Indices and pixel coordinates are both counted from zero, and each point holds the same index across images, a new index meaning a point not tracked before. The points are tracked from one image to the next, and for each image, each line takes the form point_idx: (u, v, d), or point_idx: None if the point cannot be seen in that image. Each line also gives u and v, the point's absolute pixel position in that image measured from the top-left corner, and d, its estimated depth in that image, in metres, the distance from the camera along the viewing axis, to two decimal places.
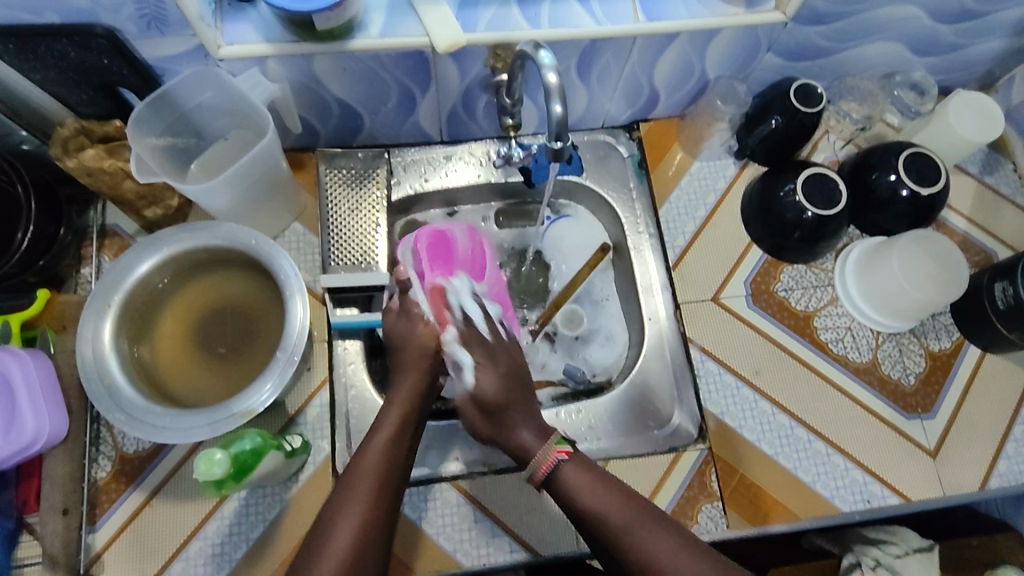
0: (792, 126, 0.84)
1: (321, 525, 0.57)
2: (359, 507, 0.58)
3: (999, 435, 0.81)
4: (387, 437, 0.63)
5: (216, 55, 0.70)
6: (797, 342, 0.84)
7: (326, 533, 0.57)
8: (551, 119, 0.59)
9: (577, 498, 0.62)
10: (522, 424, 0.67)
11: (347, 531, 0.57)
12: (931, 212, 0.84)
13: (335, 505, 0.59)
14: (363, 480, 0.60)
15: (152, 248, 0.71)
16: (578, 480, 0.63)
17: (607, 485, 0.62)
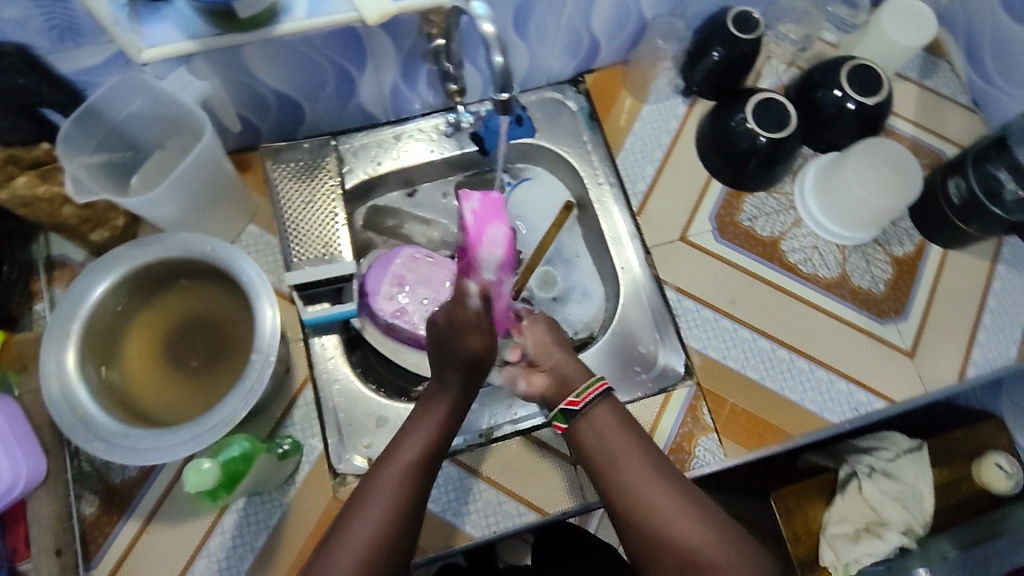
0: (733, 56, 0.84)
1: (338, 527, 0.59)
2: (387, 501, 0.60)
3: (969, 325, 0.83)
4: (430, 433, 0.65)
5: (139, 60, 0.66)
6: (767, 268, 0.85)
7: (346, 542, 0.58)
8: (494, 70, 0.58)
9: (600, 438, 0.65)
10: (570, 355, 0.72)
11: (371, 526, 0.58)
12: (879, 121, 0.86)
13: (361, 497, 0.60)
14: (390, 479, 0.61)
15: (105, 271, 0.69)
16: (607, 418, 0.66)
17: (631, 431, 0.65)
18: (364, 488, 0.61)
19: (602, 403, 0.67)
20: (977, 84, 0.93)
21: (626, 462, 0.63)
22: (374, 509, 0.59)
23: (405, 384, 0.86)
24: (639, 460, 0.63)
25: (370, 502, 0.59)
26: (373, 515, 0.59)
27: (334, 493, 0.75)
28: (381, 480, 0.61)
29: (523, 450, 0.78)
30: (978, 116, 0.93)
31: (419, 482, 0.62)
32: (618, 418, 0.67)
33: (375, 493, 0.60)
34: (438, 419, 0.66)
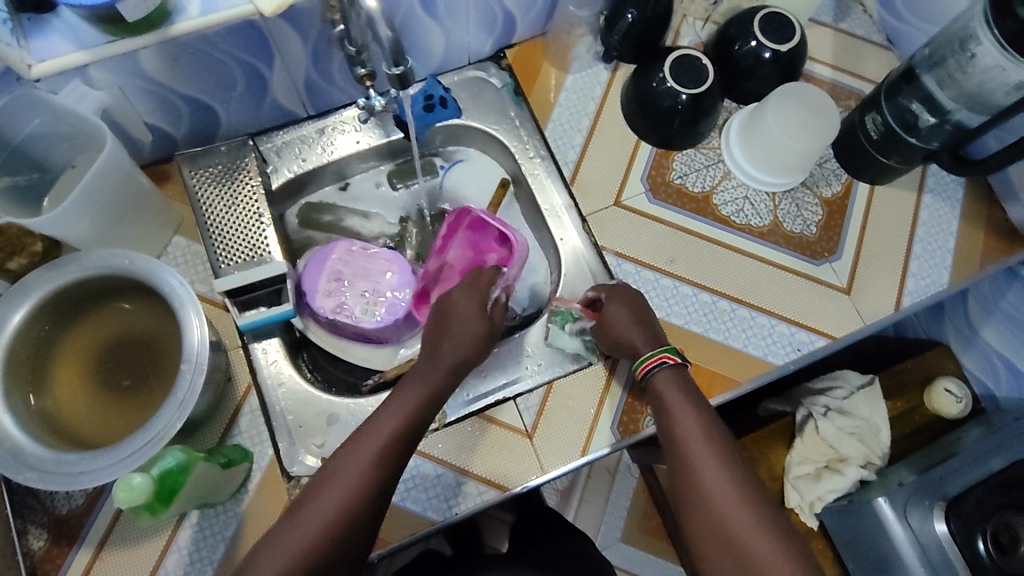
0: (647, 16, 0.84)
1: (311, 490, 0.62)
2: (344, 490, 0.61)
3: (900, 256, 0.86)
4: (399, 418, 0.66)
5: (29, 76, 0.64)
6: (701, 223, 0.85)
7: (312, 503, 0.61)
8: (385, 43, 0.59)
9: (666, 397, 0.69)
10: (641, 334, 0.74)
11: (321, 512, 0.60)
12: (795, 67, 0.87)
13: (321, 481, 0.62)
14: (364, 451, 0.63)
15: (20, 296, 0.66)
16: (668, 383, 0.70)
17: (695, 405, 0.67)
18: (325, 473, 0.63)
19: (664, 373, 0.70)
20: (889, 22, 0.94)
21: (685, 428, 0.65)
22: (330, 496, 0.61)
23: (355, 380, 0.87)
24: (697, 432, 0.65)
25: (325, 489, 0.61)
26: (328, 499, 0.60)
27: (288, 496, 0.74)
28: (343, 468, 0.63)
29: (479, 430, 0.77)
30: (893, 54, 0.95)
31: (382, 468, 0.63)
32: (682, 384, 0.70)
33: (338, 478, 0.62)
34: (409, 408, 0.67)
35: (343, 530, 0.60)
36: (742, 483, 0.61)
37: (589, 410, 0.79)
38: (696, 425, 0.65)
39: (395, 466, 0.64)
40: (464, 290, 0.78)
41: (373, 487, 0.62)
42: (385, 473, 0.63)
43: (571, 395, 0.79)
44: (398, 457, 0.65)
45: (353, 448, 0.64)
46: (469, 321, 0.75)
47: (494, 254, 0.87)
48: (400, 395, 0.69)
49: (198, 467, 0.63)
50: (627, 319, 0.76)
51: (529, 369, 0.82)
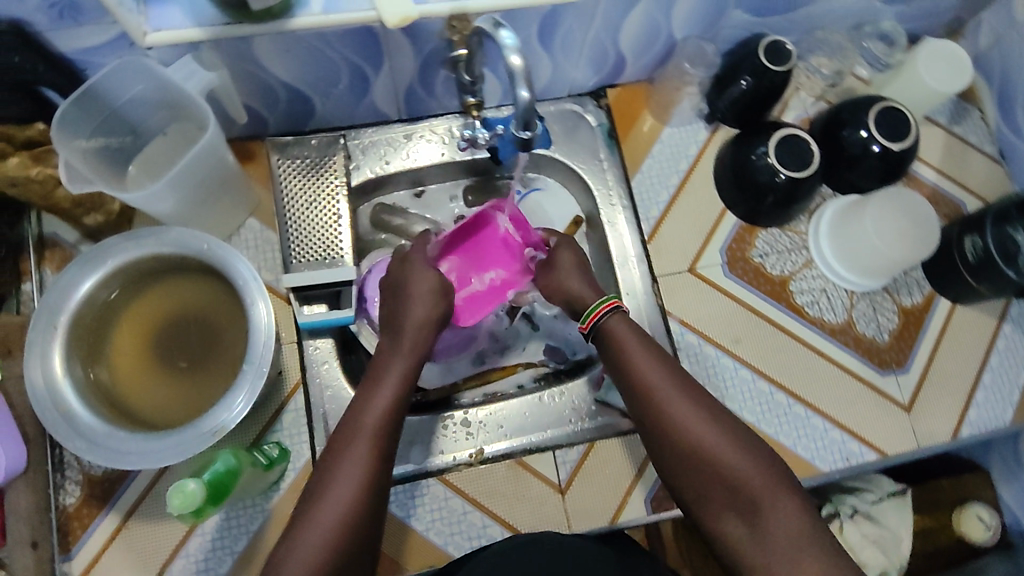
0: (761, 87, 0.81)
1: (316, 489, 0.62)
2: (353, 469, 0.62)
3: (969, 383, 0.83)
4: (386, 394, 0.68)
5: (143, 43, 0.63)
6: (774, 308, 0.84)
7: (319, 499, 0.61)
8: (517, 104, 0.54)
9: (622, 346, 0.67)
10: (581, 278, 0.74)
11: (342, 499, 0.61)
12: (902, 166, 0.83)
13: (330, 471, 0.62)
14: (357, 446, 0.64)
15: (90, 266, 0.67)
16: (623, 333, 0.68)
17: (647, 345, 0.67)
18: (334, 452, 0.64)
19: (617, 319, 0.69)
20: (1006, 135, 0.90)
21: (654, 384, 0.65)
22: (346, 480, 0.62)
23: None
24: (660, 374, 0.65)
25: (339, 478, 0.62)
26: (339, 498, 0.61)
27: None
28: (347, 455, 0.63)
29: (512, 474, 0.78)
30: (1002, 168, 0.91)
31: (381, 453, 0.64)
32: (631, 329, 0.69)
33: (344, 461, 0.63)
34: (392, 382, 0.69)
35: (366, 507, 0.61)
36: (712, 411, 0.63)
37: (625, 479, 0.79)
38: (656, 366, 0.66)
39: (388, 450, 0.65)
40: (414, 267, 0.76)
41: (380, 466, 0.64)
42: (384, 448, 0.65)
43: (610, 459, 0.79)
44: (390, 427, 0.66)
45: (353, 434, 0.65)
46: (424, 299, 0.73)
47: (491, 271, 0.80)
48: (384, 372, 0.70)
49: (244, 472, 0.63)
50: (572, 262, 0.76)
51: (572, 423, 0.81)
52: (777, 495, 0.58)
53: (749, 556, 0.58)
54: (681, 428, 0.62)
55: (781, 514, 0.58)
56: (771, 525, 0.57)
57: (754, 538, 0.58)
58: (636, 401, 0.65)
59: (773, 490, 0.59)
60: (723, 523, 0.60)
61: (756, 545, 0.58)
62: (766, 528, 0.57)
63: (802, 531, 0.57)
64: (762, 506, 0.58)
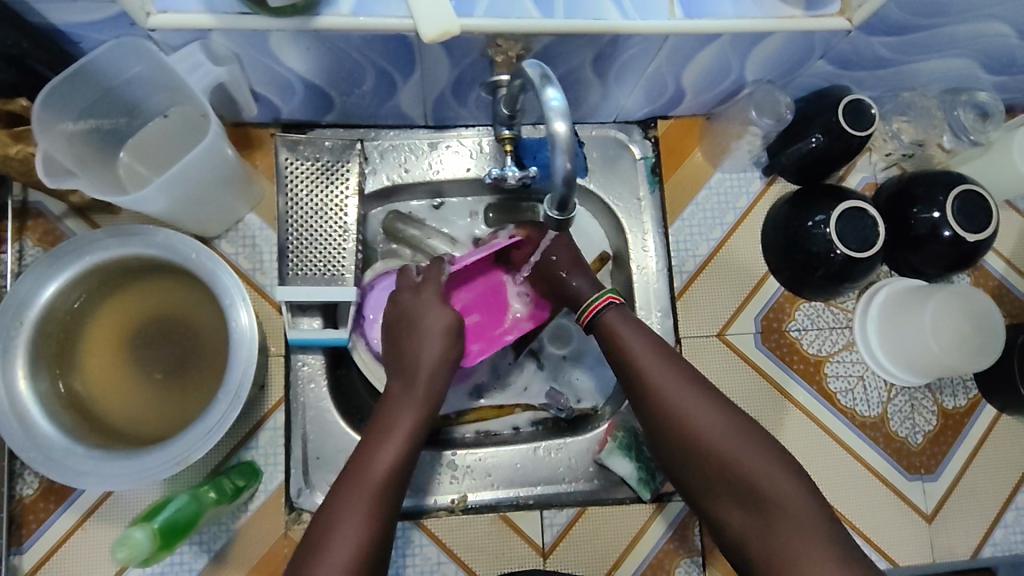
0: (834, 148, 0.72)
1: (317, 530, 0.56)
2: (359, 512, 0.56)
3: (1001, 501, 0.77)
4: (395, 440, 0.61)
5: (145, 25, 0.55)
6: (803, 390, 0.77)
7: (322, 537, 0.55)
8: (557, 176, 0.49)
9: (626, 347, 0.64)
10: (583, 275, 0.71)
11: (346, 541, 0.54)
12: (972, 258, 0.73)
13: (333, 514, 0.56)
14: (361, 488, 0.58)
15: (61, 264, 0.62)
16: (626, 331, 0.65)
17: (646, 337, 0.64)
18: (336, 499, 0.57)
19: (612, 313, 0.66)
20: None
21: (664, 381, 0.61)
22: (349, 523, 0.56)
23: None
24: (661, 367, 0.62)
25: (343, 514, 0.56)
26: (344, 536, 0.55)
27: (285, 530, 0.71)
28: (350, 493, 0.58)
29: (495, 529, 0.74)
30: None
31: (387, 492, 0.58)
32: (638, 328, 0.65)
33: (347, 504, 0.57)
34: (400, 430, 0.62)
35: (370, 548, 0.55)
36: (711, 398, 0.60)
37: (613, 552, 0.74)
38: (654, 356, 0.63)
39: (397, 491, 0.59)
40: (424, 305, 0.70)
41: (384, 512, 0.58)
42: (389, 495, 0.58)
43: (603, 527, 0.74)
44: (398, 481, 0.60)
45: (356, 480, 0.58)
46: (432, 336, 0.68)
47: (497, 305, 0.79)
48: (396, 419, 0.63)
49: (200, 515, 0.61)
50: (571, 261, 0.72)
51: (566, 482, 0.76)
52: (781, 478, 0.55)
53: (758, 547, 0.54)
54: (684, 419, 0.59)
55: (796, 514, 0.53)
56: (777, 512, 0.54)
57: (761, 525, 0.54)
58: (643, 400, 0.62)
59: (778, 473, 0.55)
60: (727, 510, 0.57)
61: (762, 534, 0.54)
62: (774, 518, 0.54)
63: (810, 520, 0.53)
64: (767, 491, 0.55)
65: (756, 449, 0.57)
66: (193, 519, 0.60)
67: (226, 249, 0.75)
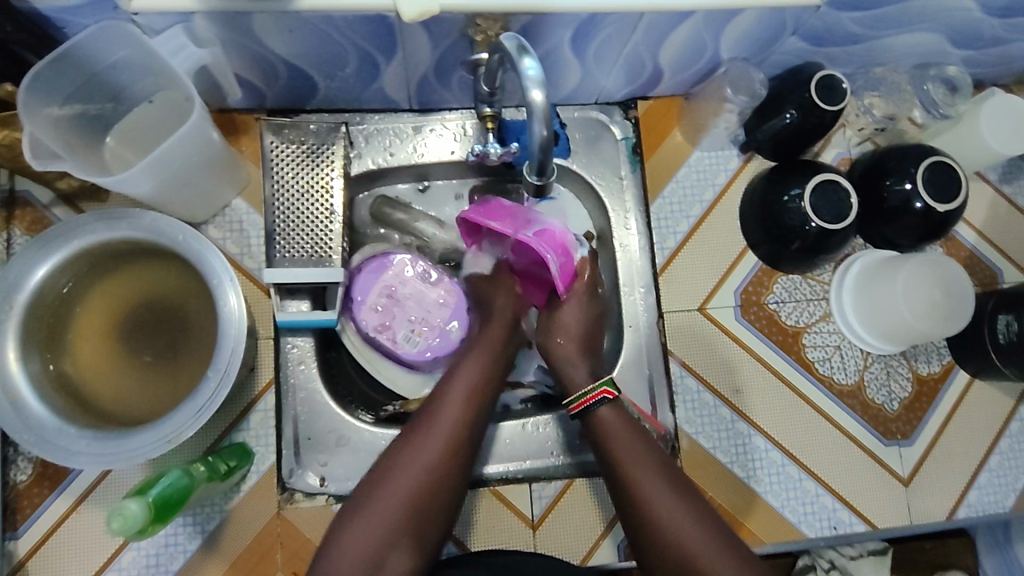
0: (808, 122, 0.74)
1: (392, 456, 0.61)
2: (441, 434, 0.62)
3: (975, 463, 0.79)
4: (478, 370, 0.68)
5: (128, 7, 0.56)
6: (783, 361, 0.79)
7: (397, 459, 0.61)
8: (535, 143, 0.50)
9: (612, 441, 0.65)
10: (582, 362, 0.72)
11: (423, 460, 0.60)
12: (944, 229, 0.75)
13: (420, 426, 0.63)
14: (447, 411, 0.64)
15: (50, 248, 0.63)
16: (612, 428, 0.66)
17: (640, 442, 0.64)
18: (422, 420, 0.63)
19: (606, 410, 0.67)
20: None
21: (648, 487, 0.61)
22: (429, 440, 0.62)
23: (375, 397, 0.81)
24: (653, 478, 0.62)
25: (424, 438, 0.62)
26: (424, 452, 0.61)
27: (278, 509, 0.71)
28: (437, 415, 0.64)
29: (486, 503, 0.74)
30: None
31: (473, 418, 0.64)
32: (624, 423, 0.66)
33: (435, 426, 0.63)
34: (483, 364, 0.69)
35: (448, 463, 0.61)
36: (696, 512, 0.60)
37: (600, 522, 0.75)
38: (649, 466, 0.63)
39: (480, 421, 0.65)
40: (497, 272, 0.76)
41: (467, 434, 0.63)
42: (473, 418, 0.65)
43: (590, 500, 0.75)
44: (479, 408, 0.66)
45: (446, 405, 0.64)
46: (507, 292, 0.75)
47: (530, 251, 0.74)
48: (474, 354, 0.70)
49: (193, 489, 0.62)
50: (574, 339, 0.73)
51: (553, 456, 0.78)
52: None
53: None
54: (665, 535, 0.59)
55: None
56: None
57: None
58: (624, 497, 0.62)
59: None
60: None
61: None
62: None
63: None
64: None
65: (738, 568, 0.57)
66: (185, 494, 0.62)
67: (213, 234, 0.75)
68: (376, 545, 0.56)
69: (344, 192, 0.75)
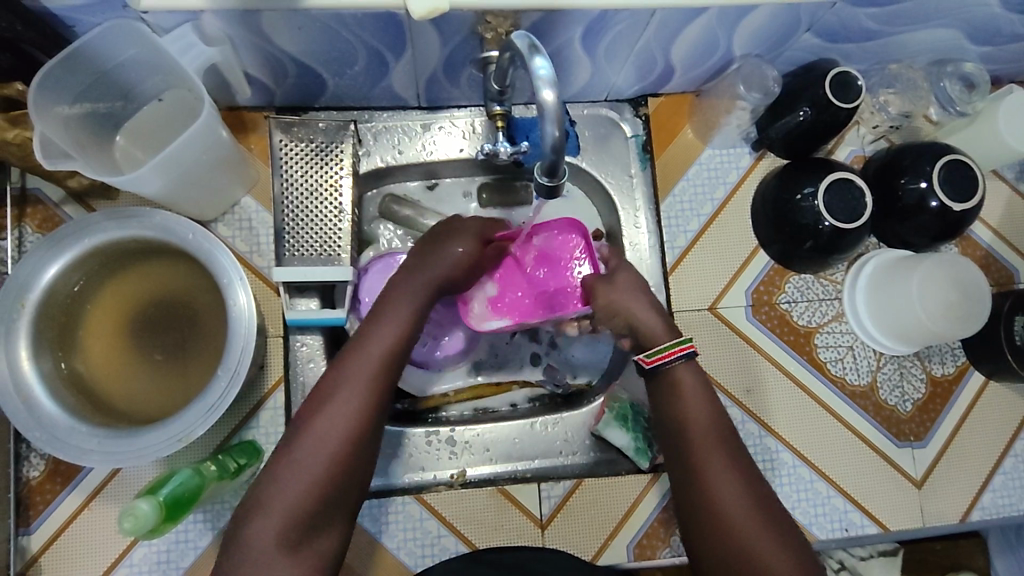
0: (821, 120, 0.73)
1: (299, 424, 0.57)
2: (347, 400, 0.58)
3: (989, 465, 0.79)
4: (390, 334, 0.63)
5: (138, 6, 0.56)
6: (795, 361, 0.79)
7: (304, 428, 0.57)
8: (546, 143, 0.50)
9: (682, 406, 0.62)
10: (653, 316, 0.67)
11: (333, 430, 0.56)
12: (960, 228, 0.74)
13: (329, 390, 0.58)
14: (356, 374, 0.59)
15: (63, 246, 0.64)
16: (689, 391, 0.63)
17: (716, 418, 0.62)
18: (331, 386, 0.59)
19: (682, 366, 0.64)
20: None
21: (714, 465, 0.59)
22: (337, 411, 0.57)
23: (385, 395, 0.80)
24: (719, 454, 0.60)
25: (332, 405, 0.57)
26: (331, 420, 0.57)
27: None
28: (343, 390, 0.58)
29: (495, 502, 0.74)
30: None
31: (383, 381, 0.60)
32: (701, 390, 0.63)
33: (342, 390, 0.58)
34: (395, 324, 0.64)
35: (359, 438, 0.57)
36: (759, 495, 0.58)
37: (609, 522, 0.75)
38: (710, 432, 0.61)
39: (390, 381, 0.61)
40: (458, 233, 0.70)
41: (376, 402, 0.59)
42: (382, 389, 0.60)
43: (599, 499, 0.75)
44: (389, 376, 0.61)
45: (352, 367, 0.60)
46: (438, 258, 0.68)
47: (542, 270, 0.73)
48: (389, 309, 0.65)
49: (202, 488, 0.63)
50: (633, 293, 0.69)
51: (563, 455, 0.78)
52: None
53: None
54: (711, 492, 0.58)
55: None
56: None
57: None
58: (684, 469, 0.60)
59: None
60: None
61: None
62: None
63: None
64: None
65: (777, 540, 0.56)
66: (196, 492, 0.62)
67: (223, 232, 0.75)
68: (286, 524, 0.53)
69: (353, 190, 0.75)
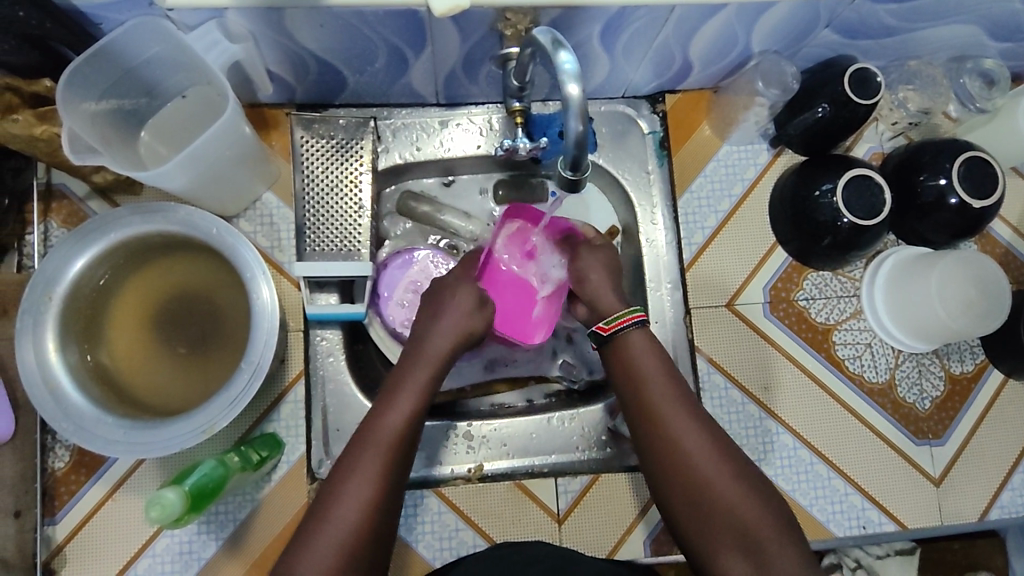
0: (840, 117, 0.73)
1: (318, 508, 0.56)
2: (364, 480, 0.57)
3: (1008, 464, 0.78)
4: (403, 407, 0.61)
5: (164, 4, 0.57)
6: (812, 358, 0.79)
7: (323, 512, 0.56)
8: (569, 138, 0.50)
9: (639, 365, 0.64)
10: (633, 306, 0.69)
11: (350, 509, 0.55)
12: (980, 225, 0.73)
13: (347, 471, 0.57)
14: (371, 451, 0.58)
15: (89, 240, 0.65)
16: (642, 347, 0.65)
17: (670, 375, 0.63)
18: (347, 465, 0.58)
19: (637, 332, 0.65)
20: None
21: (673, 415, 0.61)
22: (355, 493, 0.56)
23: None
24: (677, 407, 0.61)
25: (348, 484, 0.56)
26: (349, 501, 0.56)
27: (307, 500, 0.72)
28: (362, 464, 0.58)
29: (512, 497, 0.75)
30: None
31: (398, 456, 0.59)
32: (653, 347, 0.65)
33: (358, 467, 0.57)
34: (407, 396, 0.62)
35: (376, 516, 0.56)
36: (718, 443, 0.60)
37: (626, 518, 0.75)
38: (665, 387, 0.62)
39: (406, 456, 0.60)
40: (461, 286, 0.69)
41: (391, 477, 0.58)
42: (395, 476, 0.58)
43: (616, 494, 0.75)
44: (403, 452, 0.60)
45: (369, 447, 0.58)
46: (446, 336, 0.67)
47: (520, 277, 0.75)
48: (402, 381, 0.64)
49: (224, 479, 0.64)
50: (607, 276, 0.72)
51: (579, 450, 0.78)
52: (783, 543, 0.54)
53: None
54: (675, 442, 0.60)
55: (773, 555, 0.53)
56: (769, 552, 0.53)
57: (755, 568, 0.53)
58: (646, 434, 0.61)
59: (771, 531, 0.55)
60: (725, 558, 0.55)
61: None
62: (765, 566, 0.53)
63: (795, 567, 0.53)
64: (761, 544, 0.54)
65: (755, 502, 0.56)
66: (219, 483, 0.63)
67: (244, 228, 0.76)
68: None
69: (372, 186, 0.75)
